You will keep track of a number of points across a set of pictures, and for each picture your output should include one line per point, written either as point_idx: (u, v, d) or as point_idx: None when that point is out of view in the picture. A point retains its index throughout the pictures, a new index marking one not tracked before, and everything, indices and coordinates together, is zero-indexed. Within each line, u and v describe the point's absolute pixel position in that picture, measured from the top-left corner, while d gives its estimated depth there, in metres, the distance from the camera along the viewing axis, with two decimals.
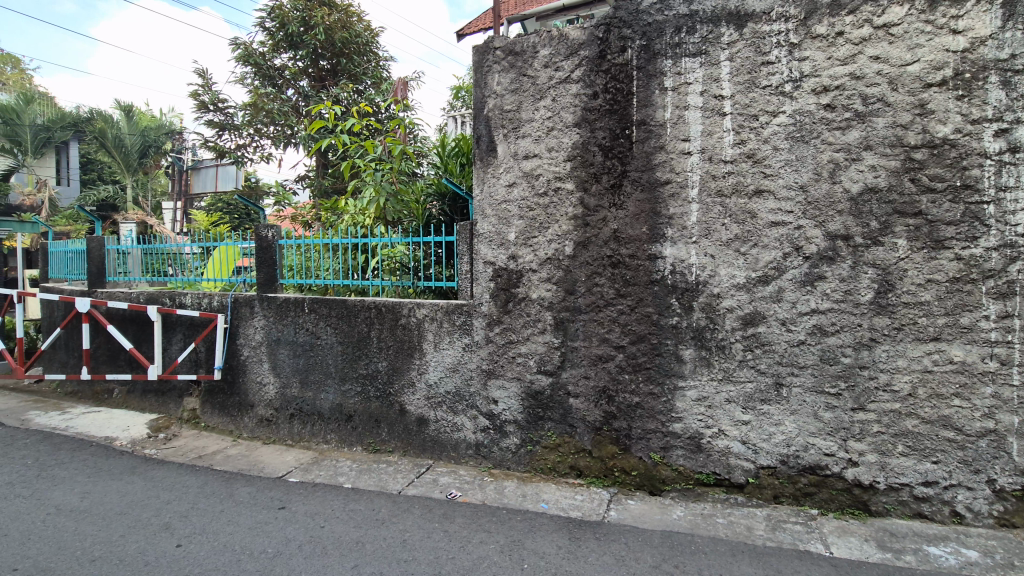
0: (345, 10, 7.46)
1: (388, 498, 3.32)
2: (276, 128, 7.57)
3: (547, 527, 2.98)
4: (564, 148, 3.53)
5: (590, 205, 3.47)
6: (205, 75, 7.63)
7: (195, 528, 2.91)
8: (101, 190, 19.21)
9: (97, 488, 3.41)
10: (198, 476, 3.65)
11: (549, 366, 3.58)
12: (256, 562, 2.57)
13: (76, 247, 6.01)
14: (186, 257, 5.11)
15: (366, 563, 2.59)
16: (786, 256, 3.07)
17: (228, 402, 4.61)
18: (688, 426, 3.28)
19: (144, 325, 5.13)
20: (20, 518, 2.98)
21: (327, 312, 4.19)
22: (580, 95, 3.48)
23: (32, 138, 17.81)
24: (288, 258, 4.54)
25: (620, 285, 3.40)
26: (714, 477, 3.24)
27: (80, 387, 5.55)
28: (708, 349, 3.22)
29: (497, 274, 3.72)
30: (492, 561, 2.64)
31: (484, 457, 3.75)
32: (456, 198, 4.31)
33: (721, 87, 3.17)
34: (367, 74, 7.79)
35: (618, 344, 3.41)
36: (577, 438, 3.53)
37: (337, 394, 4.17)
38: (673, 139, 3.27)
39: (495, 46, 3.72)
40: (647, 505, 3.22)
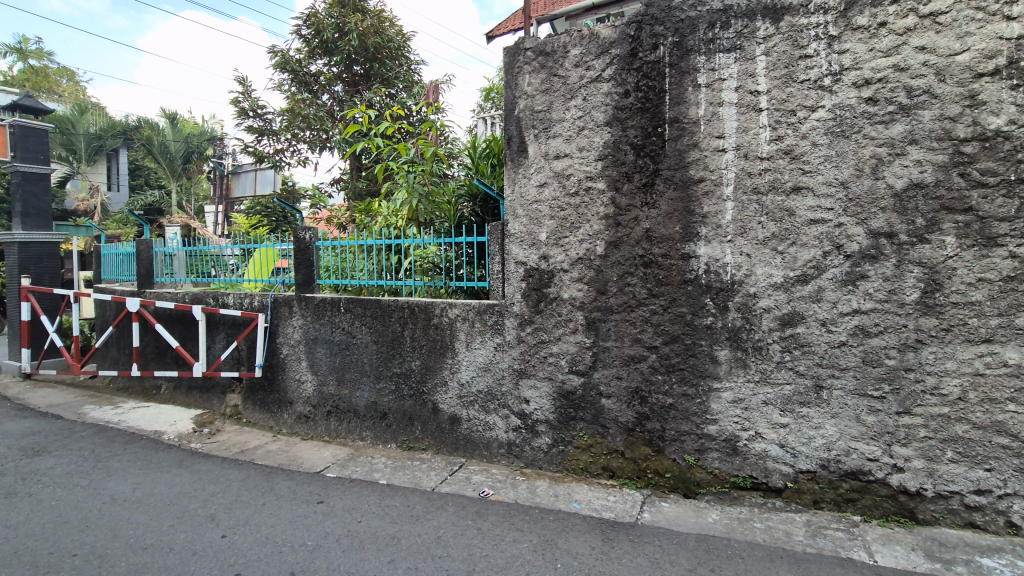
0: (377, 15, 7.60)
1: (422, 495, 3.37)
2: (312, 133, 7.77)
3: (579, 528, 2.97)
4: (595, 148, 3.52)
5: (622, 204, 3.45)
6: (245, 83, 7.89)
7: (239, 520, 3.02)
8: (148, 195, 20.08)
9: (147, 480, 3.57)
10: (240, 471, 3.78)
11: (580, 366, 3.58)
12: (297, 555, 2.65)
13: (126, 249, 6.31)
14: (227, 258, 5.30)
15: (401, 558, 2.64)
16: (826, 255, 2.98)
17: (268, 399, 4.76)
18: (723, 429, 3.22)
19: (189, 324, 5.34)
20: (78, 506, 3.16)
21: (361, 312, 4.28)
22: (611, 94, 3.46)
23: (85, 146, 18.78)
24: (324, 259, 4.66)
25: (652, 285, 3.37)
26: (751, 480, 3.17)
27: (130, 383, 5.82)
28: (743, 350, 3.16)
29: (528, 274, 3.73)
30: (525, 560, 2.65)
31: (516, 457, 3.77)
32: (487, 199, 4.32)
33: (756, 82, 3.10)
34: (398, 78, 7.92)
35: (651, 345, 3.38)
36: (609, 439, 3.51)
37: (372, 392, 4.26)
38: (706, 137, 3.22)
39: (526, 47, 3.73)
40: (682, 508, 3.17)
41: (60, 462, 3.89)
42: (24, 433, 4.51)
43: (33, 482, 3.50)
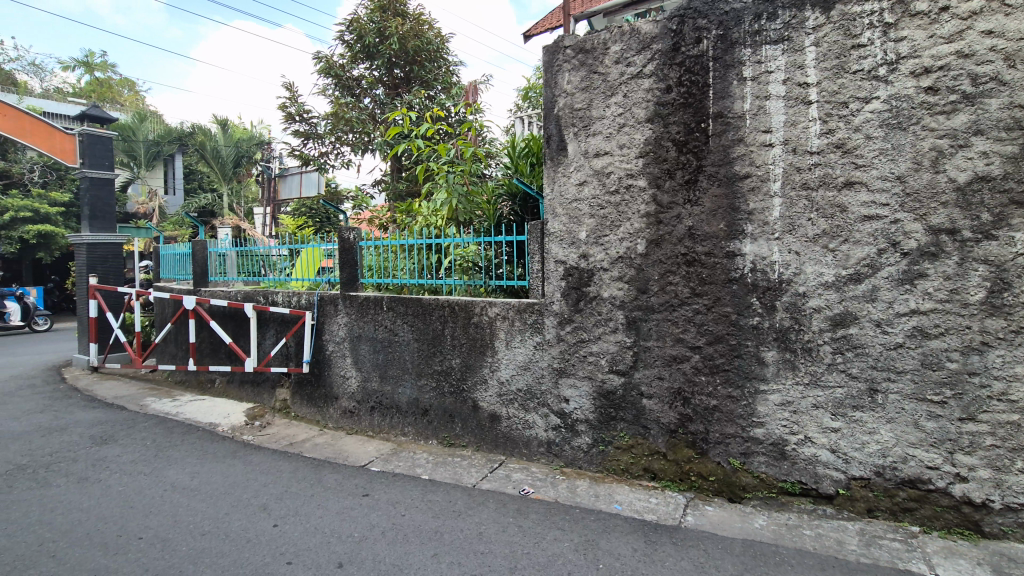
0: (417, 18, 7.73)
1: (463, 491, 3.41)
2: (355, 135, 7.95)
3: (620, 529, 2.95)
4: (636, 145, 3.47)
5: (663, 202, 3.40)
6: (291, 88, 8.15)
7: (289, 510, 3.13)
8: (201, 198, 21.00)
9: (204, 469, 3.75)
10: (289, 462, 3.92)
11: (621, 366, 3.54)
12: (344, 545, 2.73)
13: (182, 250, 6.63)
14: (275, 258, 5.49)
15: (445, 552, 2.68)
16: (881, 253, 2.85)
17: (315, 394, 4.91)
18: (771, 432, 3.13)
19: (241, 321, 5.57)
20: (142, 492, 3.34)
21: (403, 310, 4.37)
22: (653, 90, 3.41)
23: (145, 153, 19.85)
24: (367, 259, 4.78)
25: (695, 284, 3.30)
26: (800, 486, 3.07)
27: (187, 377, 6.13)
28: (792, 352, 3.06)
29: (568, 274, 3.72)
30: (567, 559, 2.65)
31: (555, 456, 3.77)
32: (527, 198, 4.36)
33: (805, 74, 3.00)
34: (437, 80, 8.02)
35: (694, 345, 3.31)
36: (651, 440, 3.46)
37: (413, 389, 4.34)
38: (752, 131, 3.13)
39: (565, 45, 3.72)
40: (726, 512, 3.10)
41: (125, 450, 4.13)
42: (92, 423, 4.81)
43: (102, 469, 3.73)
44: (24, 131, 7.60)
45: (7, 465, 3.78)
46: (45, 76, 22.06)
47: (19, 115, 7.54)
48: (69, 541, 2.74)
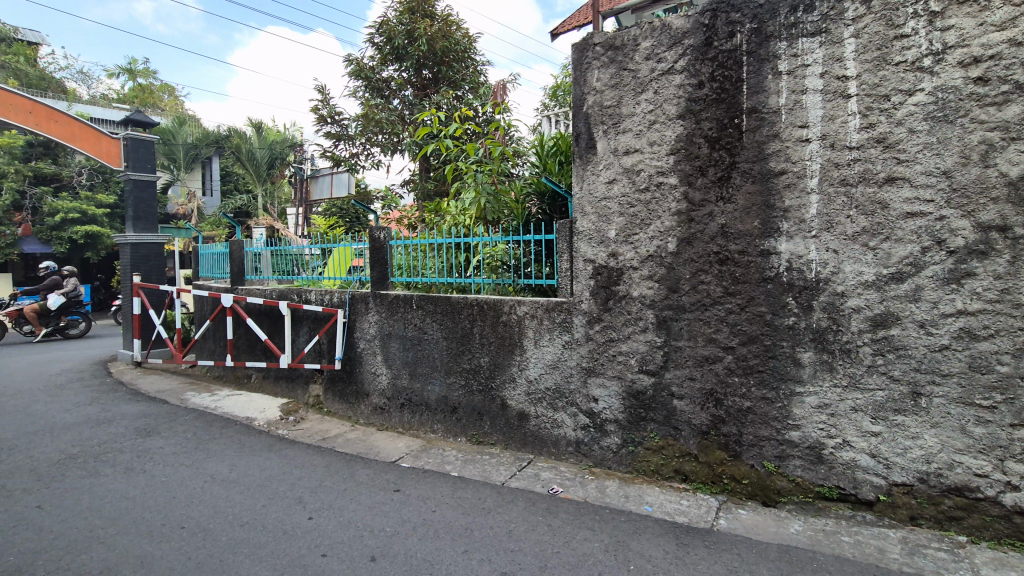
0: (445, 19, 7.78)
1: (492, 489, 3.43)
2: (384, 136, 8.06)
3: (651, 530, 2.92)
4: (667, 142, 3.43)
5: (695, 200, 3.34)
6: (323, 91, 8.31)
7: (323, 503, 3.20)
8: (237, 199, 21.61)
9: (242, 462, 3.87)
10: (322, 457, 4.01)
11: (651, 366, 3.50)
12: (376, 539, 2.78)
13: (220, 249, 6.84)
14: (307, 257, 5.61)
15: (476, 549, 2.70)
16: (925, 251, 2.74)
17: (347, 391, 5.01)
18: (807, 435, 3.04)
19: (275, 318, 5.71)
20: (184, 483, 3.47)
21: (432, 308, 4.41)
22: (684, 86, 3.35)
23: (184, 155, 20.55)
24: (397, 258, 4.84)
25: (728, 283, 3.24)
26: (838, 491, 2.98)
27: (225, 372, 6.32)
28: (830, 353, 2.97)
29: (597, 272, 3.69)
30: (597, 559, 2.63)
31: (584, 455, 3.75)
32: (556, 197, 4.34)
33: (844, 67, 2.91)
34: (465, 80, 8.07)
35: (727, 345, 3.25)
36: (682, 442, 3.41)
37: (442, 386, 4.38)
38: (788, 126, 3.05)
39: (595, 42, 3.70)
40: (761, 516, 3.03)
41: (168, 442, 4.29)
42: (137, 415, 5.01)
43: (146, 460, 3.89)
44: (74, 136, 7.96)
45: (60, 454, 3.97)
46: (92, 83, 23.01)
47: (69, 121, 7.90)
48: (117, 528, 2.86)
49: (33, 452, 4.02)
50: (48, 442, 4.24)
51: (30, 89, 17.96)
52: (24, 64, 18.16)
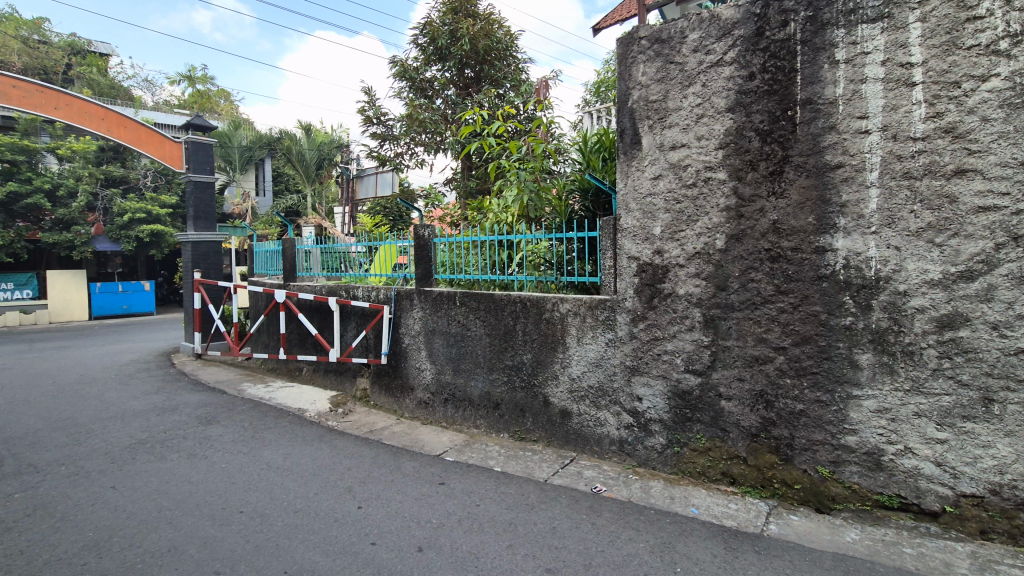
0: (487, 18, 7.84)
1: (535, 485, 3.44)
2: (427, 136, 8.18)
3: (698, 533, 2.86)
4: (716, 136, 3.34)
5: (745, 195, 3.24)
6: (368, 93, 8.51)
7: (372, 493, 3.29)
8: (287, 199, 22.46)
9: (295, 451, 4.02)
10: (369, 449, 4.12)
11: (697, 365, 3.43)
12: (422, 530, 2.84)
13: (273, 247, 7.12)
14: (354, 255, 5.77)
15: (520, 544, 2.72)
16: (999, 248, 2.57)
17: (393, 384, 5.13)
18: (865, 441, 2.90)
19: (325, 314, 5.91)
20: (243, 469, 3.64)
21: (475, 305, 4.46)
22: (734, 78, 3.26)
23: (239, 157, 21.51)
24: (441, 256, 4.91)
25: (780, 281, 3.13)
26: (899, 500, 2.84)
27: (278, 365, 6.60)
28: (890, 355, 2.82)
29: (642, 269, 3.64)
30: (643, 560, 2.60)
31: (628, 455, 3.71)
32: (599, 194, 4.31)
33: (908, 54, 2.75)
34: (506, 79, 8.11)
35: (779, 346, 3.14)
36: (730, 444, 3.33)
37: (485, 382, 4.43)
38: (846, 117, 2.92)
39: (640, 36, 3.63)
40: (814, 523, 2.92)
41: (226, 430, 4.51)
42: (198, 404, 5.30)
43: (207, 446, 4.10)
44: (141, 140, 8.47)
45: (131, 439, 4.25)
46: (156, 90, 24.37)
47: (136, 126, 8.42)
48: (182, 510, 3.03)
49: (107, 436, 4.31)
50: (120, 428, 4.53)
51: (102, 97, 19.17)
52: (97, 74, 19.42)
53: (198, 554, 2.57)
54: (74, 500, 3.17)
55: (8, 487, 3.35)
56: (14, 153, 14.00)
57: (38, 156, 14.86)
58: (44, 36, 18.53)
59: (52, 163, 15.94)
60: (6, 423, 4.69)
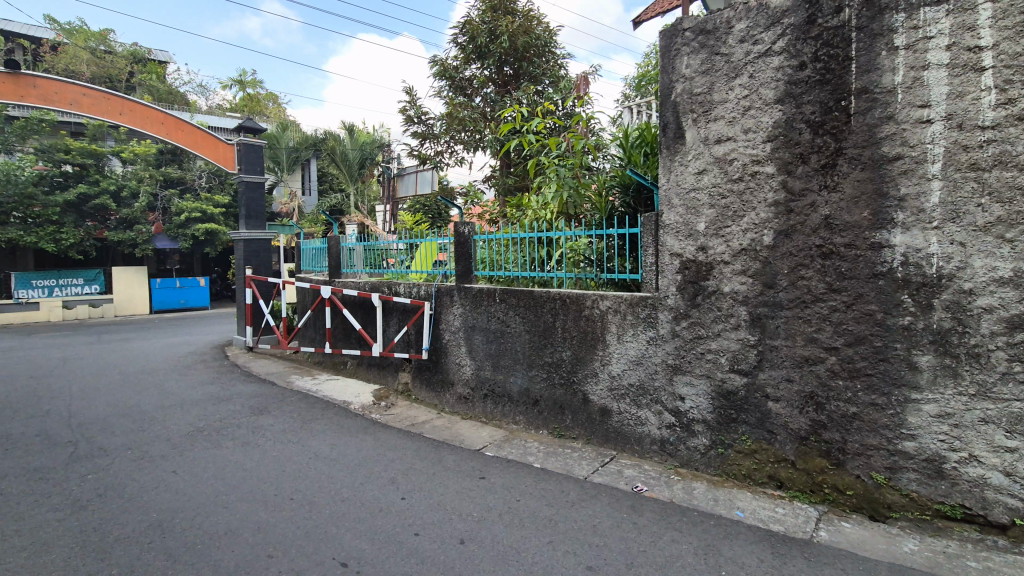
0: (526, 15, 7.84)
1: (576, 483, 3.43)
2: (467, 134, 8.24)
3: (744, 537, 2.78)
4: (764, 128, 3.23)
5: (795, 189, 3.13)
6: (409, 93, 8.65)
7: (414, 485, 3.36)
8: (331, 198, 23.14)
9: (341, 442, 4.15)
10: (411, 441, 4.21)
11: (743, 365, 3.33)
12: (464, 523, 2.88)
13: (319, 245, 7.35)
14: (396, 252, 5.90)
15: (560, 541, 2.72)
16: None
17: (433, 379, 5.22)
18: (924, 447, 2.76)
19: (368, 309, 6.06)
20: (293, 458, 3.79)
21: (515, 302, 4.48)
22: (784, 68, 3.14)
23: (286, 158, 22.29)
24: (480, 252, 4.95)
25: (832, 278, 3.00)
26: (963, 511, 2.69)
27: (324, 359, 6.81)
28: (953, 357, 2.67)
29: (685, 267, 3.56)
30: (686, 562, 2.56)
31: (669, 455, 3.65)
32: (640, 189, 4.19)
33: (976, 37, 2.59)
34: (545, 75, 8.10)
35: (830, 346, 3.02)
36: (777, 447, 3.23)
37: (525, 379, 4.45)
38: (906, 107, 2.77)
39: (684, 27, 3.54)
40: (868, 531, 2.80)
41: (276, 420, 4.70)
42: (250, 395, 5.53)
43: (259, 436, 4.28)
44: (197, 143, 8.89)
45: (190, 426, 4.49)
46: (210, 95, 25.59)
47: (193, 130, 8.84)
48: (237, 495, 3.18)
49: (168, 423, 4.56)
50: (180, 415, 4.80)
51: (161, 103, 20.21)
52: (157, 80, 20.44)
53: (252, 537, 2.69)
54: (139, 482, 3.37)
55: (82, 468, 3.60)
56: (83, 157, 14.97)
57: (105, 160, 15.83)
58: (110, 46, 19.67)
59: (117, 166, 16.98)
60: (79, 408, 5.03)
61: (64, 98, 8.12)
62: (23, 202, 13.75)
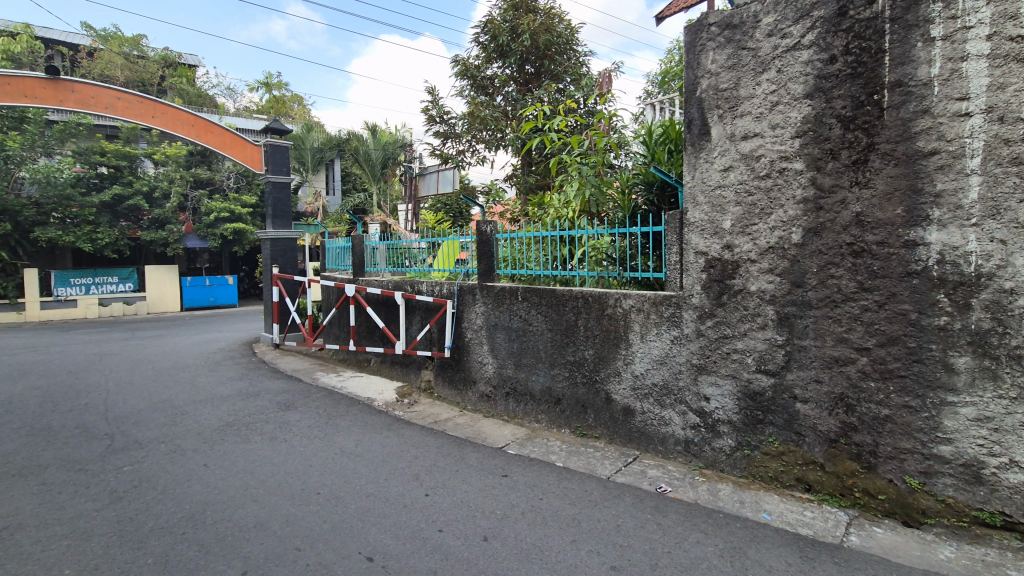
0: (547, 12, 7.82)
1: (599, 482, 3.42)
2: (488, 133, 8.26)
3: (771, 540, 2.74)
4: (792, 124, 3.16)
5: (825, 185, 3.06)
6: (431, 92, 8.71)
7: (438, 482, 3.39)
8: (354, 198, 23.45)
9: (365, 438, 4.21)
10: (434, 439, 4.24)
11: (770, 365, 3.27)
12: (488, 520, 2.90)
13: (343, 243, 7.46)
14: (419, 250, 5.96)
15: (583, 540, 2.71)
16: None
17: (456, 377, 5.25)
18: (961, 451, 2.67)
19: (391, 307, 6.12)
20: (319, 453, 3.85)
21: (537, 300, 4.48)
22: (813, 62, 3.07)
23: (310, 159, 22.66)
24: (503, 251, 4.96)
25: (864, 277, 2.93)
26: (1002, 518, 2.59)
27: (348, 356, 6.91)
28: (992, 359, 2.57)
29: (710, 265, 3.51)
30: (712, 564, 2.53)
31: (694, 456, 3.61)
32: (665, 187, 4.14)
33: (1019, 26, 2.49)
34: (567, 73, 8.07)
35: (862, 346, 2.94)
36: (805, 449, 3.16)
37: (547, 377, 4.44)
38: (942, 100, 2.68)
39: (709, 22, 3.48)
40: (901, 537, 2.72)
41: (303, 416, 4.79)
42: (277, 391, 5.65)
43: (287, 431, 4.37)
44: (226, 145, 9.08)
45: (219, 421, 4.60)
46: (238, 97, 26.15)
47: (222, 132, 9.04)
48: (266, 488, 3.25)
49: (199, 418, 4.69)
50: (210, 410, 4.92)
51: (190, 105, 20.71)
52: (186, 84, 20.94)
53: (280, 530, 2.75)
54: (172, 475, 3.47)
55: (118, 460, 3.72)
56: (117, 159, 15.47)
57: (138, 162, 16.32)
58: (143, 51, 20.22)
59: (149, 168, 17.48)
60: (115, 403, 5.20)
61: (100, 102, 8.36)
62: (61, 202, 14.27)
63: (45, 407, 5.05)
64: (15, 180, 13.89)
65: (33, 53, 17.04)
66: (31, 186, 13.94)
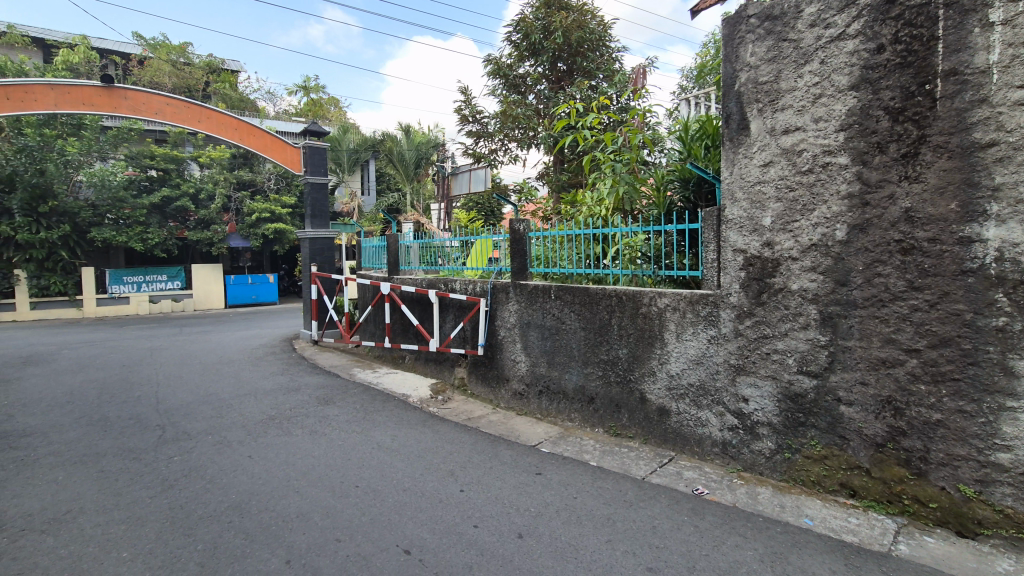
0: (580, 9, 7.78)
1: (633, 483, 3.38)
2: (521, 131, 8.26)
3: (814, 546, 2.66)
4: (837, 117, 3.06)
5: (871, 180, 2.94)
6: (464, 92, 8.77)
7: (472, 478, 3.43)
8: (388, 198, 23.83)
9: (401, 434, 4.28)
10: (468, 435, 4.28)
11: (812, 366, 3.17)
12: (522, 518, 2.91)
13: (378, 242, 7.60)
14: (452, 249, 6.02)
15: (619, 540, 2.70)
16: None
17: (489, 375, 5.29)
18: (1022, 459, 2.52)
19: (425, 305, 6.21)
20: (357, 447, 3.95)
21: (570, 299, 4.46)
22: (859, 52, 2.96)
23: (346, 160, 23.16)
24: (535, 250, 4.96)
25: (913, 276, 2.81)
26: None
27: (383, 353, 7.04)
28: None
29: (749, 263, 3.42)
30: (752, 568, 2.48)
31: (732, 458, 3.53)
32: (701, 183, 4.07)
33: None
34: (600, 69, 8.00)
35: (911, 347, 2.82)
36: (850, 453, 3.05)
37: (580, 376, 4.42)
38: (1001, 88, 2.54)
39: (749, 14, 3.40)
40: (954, 548, 2.60)
41: (341, 411, 4.91)
42: (316, 386, 5.80)
43: (326, 425, 4.49)
44: (267, 147, 9.38)
45: (262, 415, 4.76)
46: (278, 101, 26.95)
47: (263, 135, 9.33)
48: (306, 481, 3.34)
49: (243, 411, 4.86)
50: (253, 404, 5.10)
51: (234, 110, 21.46)
52: (230, 89, 21.70)
53: (321, 521, 2.83)
54: (219, 466, 3.61)
55: (169, 450, 3.90)
56: (166, 162, 16.18)
57: (184, 165, 17.02)
58: (189, 58, 21.01)
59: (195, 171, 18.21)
60: (166, 395, 5.45)
61: (150, 108, 8.76)
62: (115, 204, 15.01)
63: (103, 399, 5.34)
64: (74, 183, 14.71)
65: (90, 64, 18.02)
66: (88, 189, 14.73)
